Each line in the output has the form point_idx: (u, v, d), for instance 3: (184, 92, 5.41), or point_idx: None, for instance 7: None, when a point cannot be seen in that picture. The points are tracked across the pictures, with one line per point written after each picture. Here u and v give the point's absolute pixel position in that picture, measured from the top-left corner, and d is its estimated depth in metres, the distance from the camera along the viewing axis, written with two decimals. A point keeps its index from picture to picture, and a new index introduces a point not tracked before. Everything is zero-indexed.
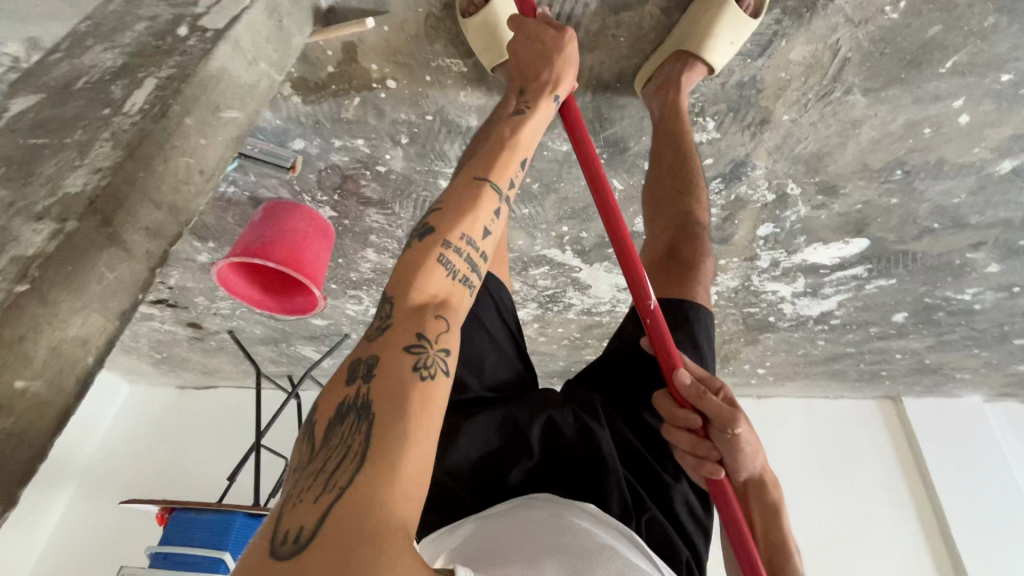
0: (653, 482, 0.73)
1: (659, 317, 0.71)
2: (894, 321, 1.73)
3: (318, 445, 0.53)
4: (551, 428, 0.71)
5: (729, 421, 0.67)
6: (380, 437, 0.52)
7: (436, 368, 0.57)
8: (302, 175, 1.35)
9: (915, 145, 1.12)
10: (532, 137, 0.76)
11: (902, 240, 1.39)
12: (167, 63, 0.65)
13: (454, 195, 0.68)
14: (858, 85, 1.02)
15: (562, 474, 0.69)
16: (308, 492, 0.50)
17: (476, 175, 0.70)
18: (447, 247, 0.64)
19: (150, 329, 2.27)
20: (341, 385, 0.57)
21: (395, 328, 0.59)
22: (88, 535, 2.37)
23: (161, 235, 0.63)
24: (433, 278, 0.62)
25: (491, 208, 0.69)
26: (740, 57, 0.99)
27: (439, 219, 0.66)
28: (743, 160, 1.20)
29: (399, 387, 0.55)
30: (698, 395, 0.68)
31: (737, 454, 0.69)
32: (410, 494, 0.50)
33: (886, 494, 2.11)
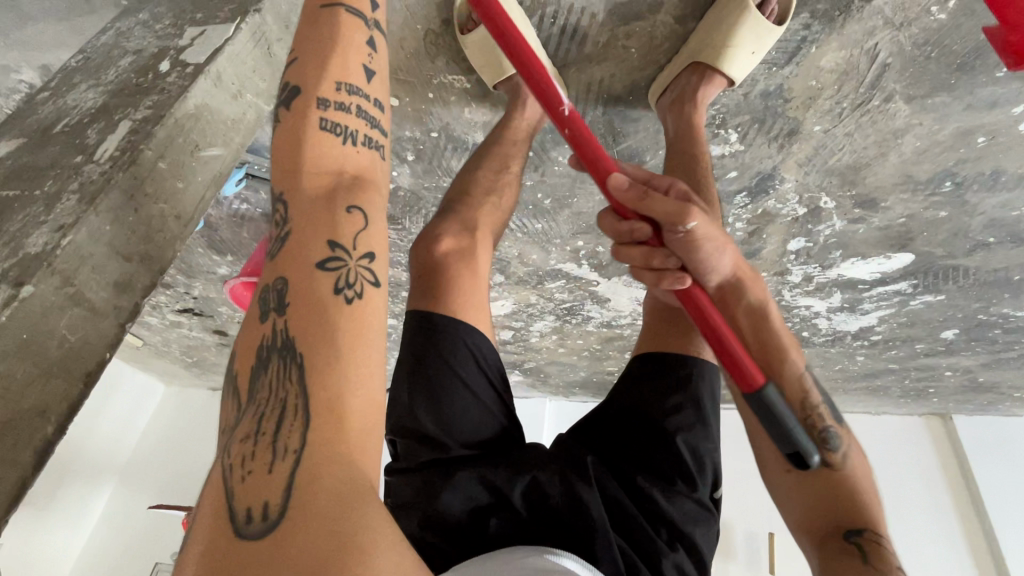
0: (647, 549, 0.68)
1: (576, 117, 0.63)
2: (943, 338, 1.60)
3: (251, 401, 0.48)
4: (535, 489, 0.69)
5: (677, 217, 0.63)
6: (320, 380, 0.46)
7: (364, 281, 0.51)
8: None
9: (966, 155, 1.01)
10: None
11: (952, 255, 1.26)
12: (143, 103, 0.62)
13: (314, 37, 0.61)
14: (900, 93, 0.91)
15: (545, 535, 0.68)
16: (253, 461, 0.44)
17: (322, 4, 0.62)
18: (326, 107, 0.58)
19: (179, 335, 2.33)
20: (254, 325, 0.50)
21: (302, 235, 0.52)
22: (124, 531, 2.48)
23: (132, 292, 0.58)
24: (318, 146, 0.56)
25: (363, 37, 0.62)
26: (765, 65, 0.91)
27: (307, 80, 0.59)
28: (770, 173, 1.11)
29: (320, 312, 0.49)
30: (640, 198, 0.63)
31: (693, 249, 0.66)
32: (367, 427, 0.47)
33: (931, 517, 1.97)
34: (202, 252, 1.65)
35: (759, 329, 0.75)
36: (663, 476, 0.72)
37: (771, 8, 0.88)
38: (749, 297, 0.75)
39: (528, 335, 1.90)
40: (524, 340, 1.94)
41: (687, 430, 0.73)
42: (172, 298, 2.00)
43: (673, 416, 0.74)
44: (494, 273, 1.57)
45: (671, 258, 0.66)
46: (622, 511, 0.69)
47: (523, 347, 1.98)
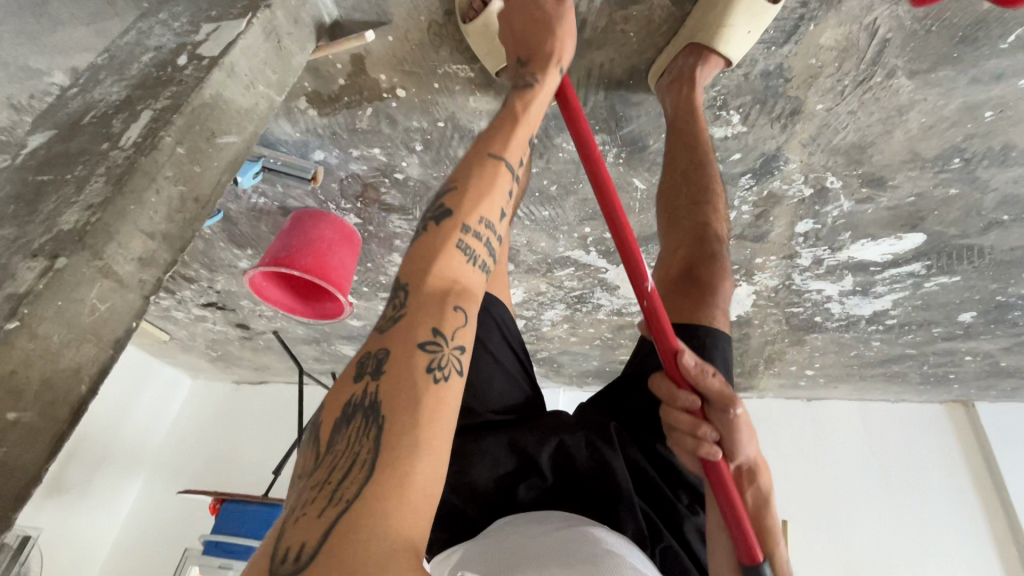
0: (668, 511, 0.71)
1: (658, 300, 0.60)
2: (960, 321, 1.57)
3: (327, 450, 0.50)
4: (562, 454, 0.71)
5: (728, 401, 0.61)
6: (390, 444, 0.47)
7: (450, 369, 0.52)
8: (325, 184, 1.38)
9: (974, 130, 1.00)
10: (540, 109, 0.73)
11: (965, 234, 1.25)
12: (163, 94, 0.67)
13: (467, 165, 0.65)
14: (902, 68, 0.91)
15: (573, 500, 0.69)
16: (314, 503, 0.46)
17: (490, 150, 0.66)
18: (466, 230, 0.60)
19: (204, 329, 2.42)
20: (350, 384, 0.52)
21: (407, 321, 0.54)
22: (155, 517, 2.58)
23: (155, 267, 0.63)
24: (449, 260, 0.58)
25: (507, 185, 0.66)
26: (764, 45, 0.92)
27: (455, 197, 0.62)
28: (774, 154, 1.11)
29: (408, 390, 0.50)
30: (699, 375, 0.61)
31: (735, 436, 0.63)
32: (416, 511, 0.45)
33: (952, 504, 1.94)
34: (223, 246, 1.72)
35: (770, 521, 0.67)
36: None
37: None
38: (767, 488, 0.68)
39: (539, 324, 1.92)
40: (536, 329, 1.97)
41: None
42: (197, 292, 2.07)
43: None
44: None
45: (715, 437, 0.62)
46: (643, 477, 0.72)
47: (535, 336, 2.00)
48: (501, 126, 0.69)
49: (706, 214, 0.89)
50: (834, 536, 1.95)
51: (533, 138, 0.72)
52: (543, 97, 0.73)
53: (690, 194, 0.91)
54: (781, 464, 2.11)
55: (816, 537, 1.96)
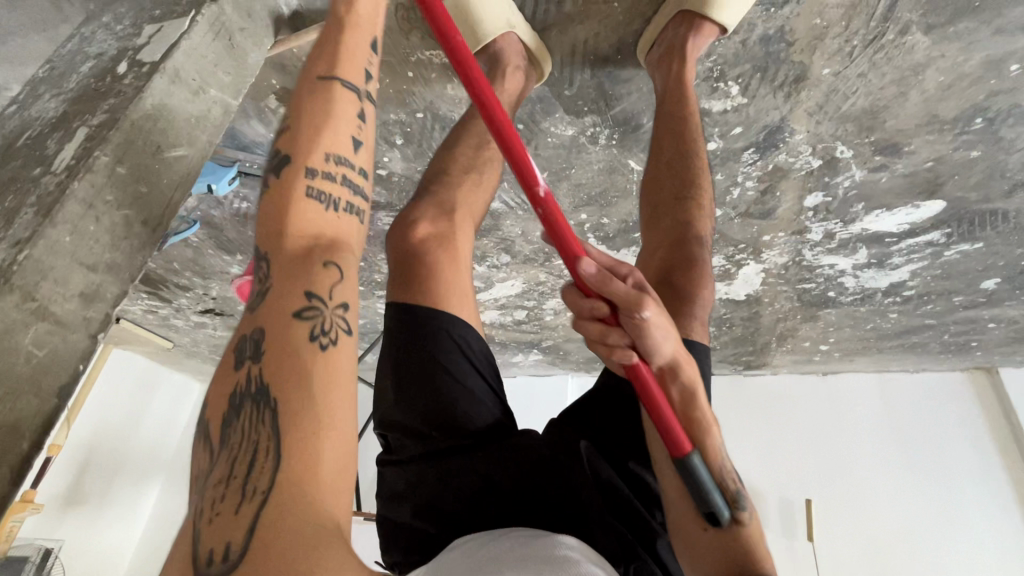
0: (645, 533, 0.64)
1: (552, 199, 0.50)
2: (983, 288, 1.49)
3: (220, 445, 0.44)
4: (529, 478, 0.65)
5: (636, 304, 0.50)
6: (289, 419, 0.43)
7: (336, 330, 0.48)
8: None
9: (999, 86, 0.91)
10: (374, 8, 0.62)
11: (989, 198, 1.16)
12: (100, 108, 0.61)
13: (303, 104, 0.56)
14: (917, 23, 0.82)
15: (543, 530, 0.63)
16: (223, 501, 0.41)
17: (320, 73, 0.58)
18: (313, 176, 0.54)
19: (206, 335, 2.40)
20: (228, 370, 0.47)
21: (274, 290, 0.49)
22: (174, 522, 2.61)
23: (101, 303, 0.57)
24: (304, 216, 0.52)
25: (354, 111, 0.58)
26: (761, 6, 0.83)
27: (293, 145, 0.55)
28: (778, 126, 1.03)
29: (289, 355, 0.46)
30: (603, 283, 0.50)
31: (651, 339, 0.53)
32: (341, 467, 0.43)
33: (976, 477, 1.88)
34: (213, 253, 1.68)
35: (700, 413, 0.59)
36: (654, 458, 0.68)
37: None
38: (694, 373, 0.59)
39: (542, 313, 1.87)
40: (539, 319, 1.92)
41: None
42: (193, 300, 2.04)
43: None
44: (499, 254, 1.54)
45: (628, 342, 0.53)
46: (616, 495, 0.64)
47: (538, 326, 1.96)
48: (328, 51, 0.59)
49: (689, 213, 0.80)
50: (855, 518, 1.90)
51: (377, 42, 0.64)
52: (388, 10, 0.64)
53: (674, 188, 0.82)
54: (797, 444, 2.06)
55: (838, 520, 1.91)
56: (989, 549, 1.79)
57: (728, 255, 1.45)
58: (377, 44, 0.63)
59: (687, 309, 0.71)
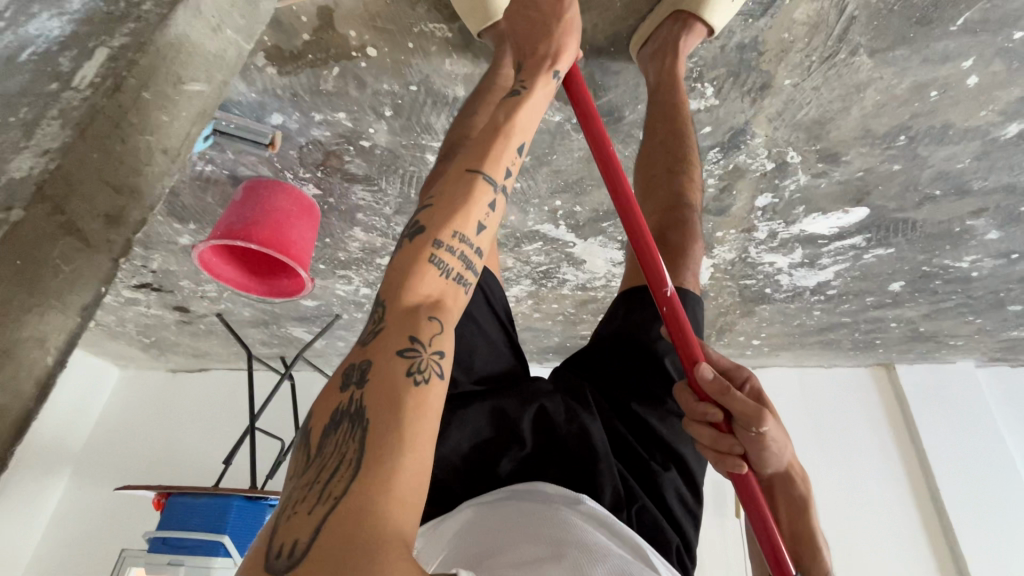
0: (643, 470, 0.73)
1: (677, 305, 0.67)
2: (890, 290, 1.72)
3: (315, 454, 0.48)
4: (543, 418, 0.71)
5: (755, 419, 0.64)
6: (375, 442, 0.46)
7: (431, 371, 0.51)
8: (282, 151, 1.29)
9: (920, 109, 1.08)
10: (529, 118, 0.71)
11: (903, 208, 1.36)
12: (121, 31, 0.72)
13: (447, 189, 0.63)
14: (864, 46, 0.96)
15: (551, 468, 0.69)
16: (304, 501, 0.45)
17: (468, 164, 0.64)
18: (439, 246, 0.58)
19: (136, 313, 2.22)
20: (331, 395, 0.51)
21: (383, 334, 0.52)
22: (83, 519, 2.37)
23: (122, 225, 0.75)
24: (422, 277, 0.56)
25: (487, 199, 0.63)
26: (742, 17, 0.94)
27: (430, 218, 0.60)
28: (742, 128, 1.15)
29: (391, 395, 0.49)
30: (721, 390, 0.64)
31: (762, 453, 0.67)
32: (404, 505, 0.44)
33: (875, 457, 2.15)
34: (162, 220, 1.57)
35: (804, 530, 0.76)
36: (653, 399, 0.77)
37: None
38: (805, 496, 0.76)
39: None
40: None
41: (673, 353, 0.80)
42: (129, 272, 1.90)
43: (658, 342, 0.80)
44: None
45: (739, 451, 0.67)
46: (619, 438, 0.74)
47: None
48: (486, 150, 0.66)
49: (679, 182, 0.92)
50: None
51: (525, 148, 0.70)
52: (533, 109, 0.72)
53: (666, 162, 0.93)
54: None
55: None
56: (891, 524, 2.03)
57: None
58: (524, 147, 0.70)
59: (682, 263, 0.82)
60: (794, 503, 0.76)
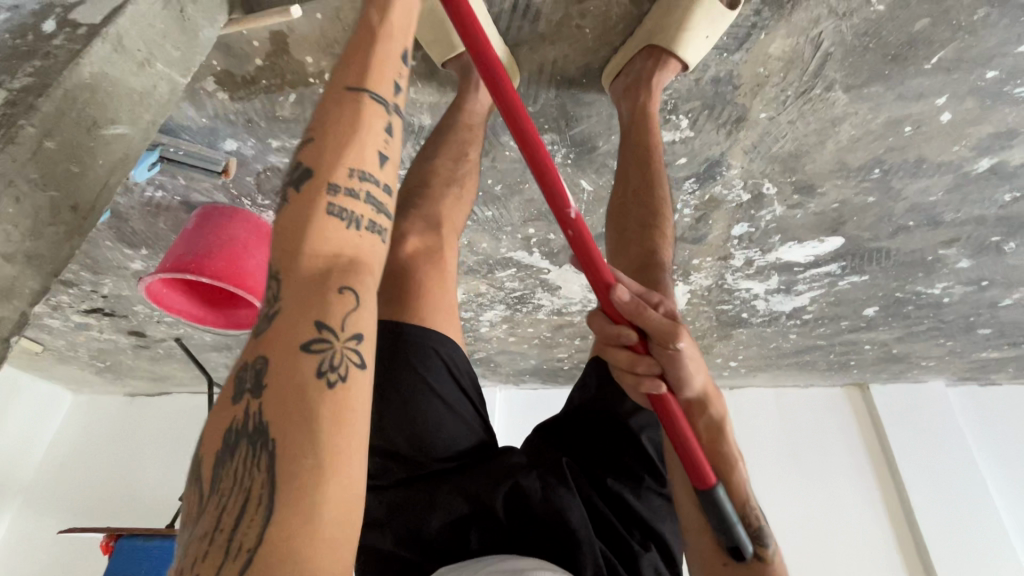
0: (622, 550, 0.68)
1: (584, 228, 0.56)
2: (865, 315, 1.71)
3: (212, 490, 0.45)
4: (517, 496, 0.66)
5: (668, 334, 0.61)
6: (287, 467, 0.43)
7: (347, 365, 0.47)
8: (238, 177, 1.21)
9: (895, 143, 1.06)
10: (408, 19, 0.63)
11: (877, 238, 1.35)
12: (26, 70, 0.66)
13: (330, 114, 0.56)
14: (840, 82, 0.94)
15: (532, 547, 0.65)
16: (206, 558, 0.42)
17: (349, 84, 0.58)
18: (335, 193, 0.53)
19: (88, 338, 2.09)
20: (224, 416, 0.47)
21: (283, 317, 0.49)
22: (27, 556, 2.21)
23: (18, 298, 0.62)
24: (323, 233, 0.51)
25: (381, 125, 0.57)
26: (716, 51, 0.91)
27: (320, 158, 0.54)
28: (717, 159, 1.12)
29: (297, 402, 0.45)
30: (635, 309, 0.60)
31: (677, 370, 0.63)
32: (333, 536, 0.42)
33: (851, 479, 2.13)
34: (111, 245, 1.48)
35: (724, 446, 0.69)
36: (630, 475, 0.73)
37: None
38: (720, 414, 0.69)
39: (478, 325, 1.86)
40: (474, 330, 1.90)
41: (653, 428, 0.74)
42: (78, 297, 1.78)
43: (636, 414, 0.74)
44: None
45: (656, 371, 0.62)
46: (598, 516, 0.69)
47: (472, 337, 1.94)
48: (369, 66, 0.59)
49: (653, 242, 0.84)
50: None
51: (408, 53, 0.64)
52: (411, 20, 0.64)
53: (640, 218, 0.87)
54: None
55: None
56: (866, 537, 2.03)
57: None
58: (408, 56, 0.64)
59: None
60: (712, 426, 0.69)
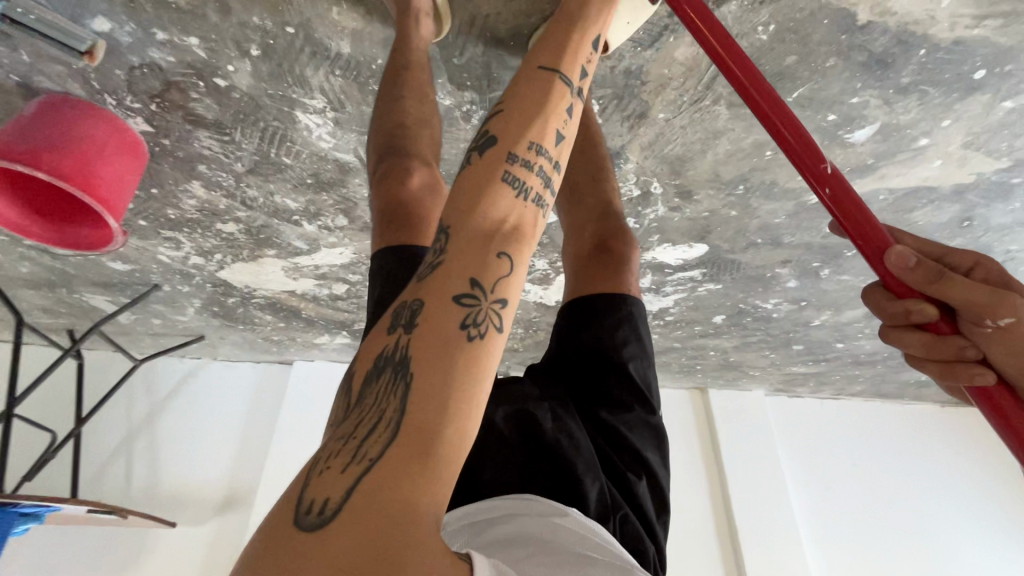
0: (618, 476, 0.80)
1: (837, 183, 0.72)
2: (714, 321, 1.97)
3: (357, 402, 0.52)
4: (530, 422, 0.77)
5: (990, 312, 0.67)
6: (418, 401, 0.48)
7: (488, 324, 0.53)
8: (104, 69, 1.04)
9: (757, 164, 1.25)
10: (595, 11, 0.74)
11: (732, 250, 1.57)
12: None
13: (524, 89, 0.67)
14: (725, 97, 1.09)
15: (544, 465, 0.74)
16: (338, 456, 0.48)
17: (544, 66, 0.69)
18: (513, 160, 0.62)
19: None
20: (381, 331, 0.55)
21: (447, 266, 0.55)
22: None
23: None
24: (496, 198, 0.59)
25: (565, 106, 0.67)
26: (632, 43, 0.99)
27: (502, 129, 0.64)
28: (618, 151, 1.22)
29: (443, 347, 0.51)
30: (923, 280, 0.69)
31: (993, 351, 0.69)
32: (440, 473, 0.47)
33: (686, 469, 2.42)
34: None
35: None
36: (619, 404, 0.84)
37: None
38: None
39: (363, 291, 1.79)
40: (358, 297, 1.83)
41: (637, 359, 0.86)
42: None
43: (625, 347, 0.85)
44: (336, 215, 1.44)
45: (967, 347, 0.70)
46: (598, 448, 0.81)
47: (355, 303, 1.86)
48: (562, 44, 0.71)
49: (605, 191, 1.01)
50: None
51: (597, 43, 0.75)
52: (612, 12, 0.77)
53: (590, 171, 1.02)
54: None
55: None
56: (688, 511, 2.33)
57: (551, 260, 1.64)
58: (597, 47, 0.75)
59: (624, 270, 0.92)
60: None
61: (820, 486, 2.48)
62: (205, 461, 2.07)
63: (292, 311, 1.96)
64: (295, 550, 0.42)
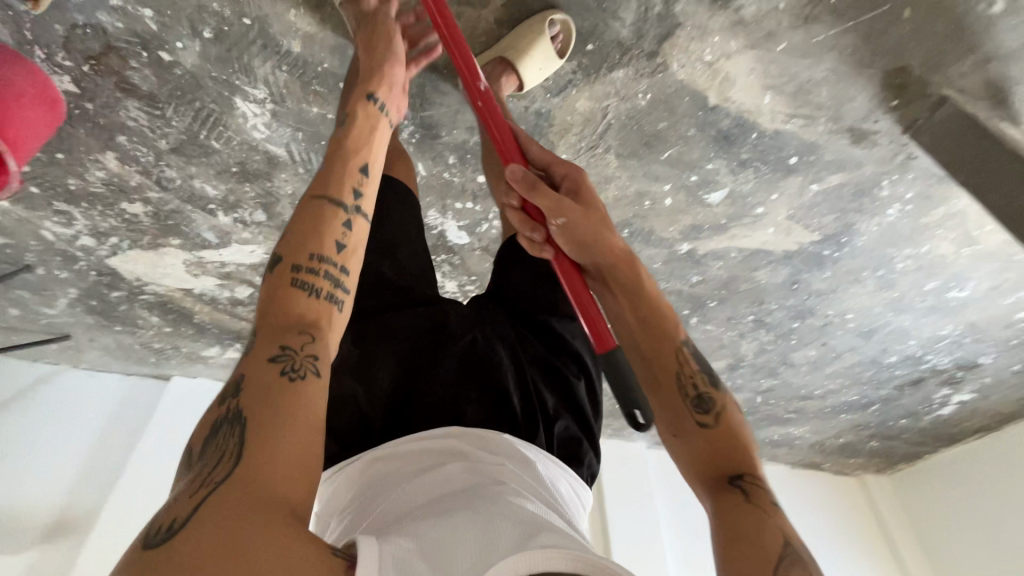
0: (557, 380, 0.92)
1: (488, 103, 0.94)
2: None
3: (199, 455, 0.55)
4: (467, 347, 0.87)
5: (553, 213, 0.88)
6: (251, 435, 0.54)
7: (307, 370, 0.60)
8: (43, 21, 1.06)
9: (638, 211, 1.51)
10: (358, 132, 0.86)
11: None
12: None
13: (300, 213, 0.76)
14: (614, 148, 1.34)
15: (475, 386, 0.83)
16: (185, 492, 0.51)
17: (317, 194, 0.77)
18: (300, 267, 0.69)
19: None
20: (211, 408, 0.59)
21: (259, 346, 0.62)
22: None
23: None
24: (292, 292, 0.67)
25: (341, 221, 0.76)
26: (543, 89, 1.22)
27: (289, 245, 0.72)
28: None
29: (264, 394, 0.57)
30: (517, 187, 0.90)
31: (562, 241, 0.91)
32: (285, 478, 0.52)
33: None
34: None
35: (643, 314, 0.92)
36: (559, 311, 1.01)
37: (558, 39, 1.14)
38: (631, 279, 0.93)
39: None
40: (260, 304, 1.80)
41: None
42: None
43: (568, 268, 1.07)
44: (254, 209, 1.47)
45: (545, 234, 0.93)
46: (538, 358, 0.94)
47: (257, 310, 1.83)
48: (328, 173, 0.80)
49: None
50: None
51: (370, 163, 0.85)
52: (380, 138, 0.89)
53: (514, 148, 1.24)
54: None
55: None
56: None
57: (461, 283, 1.75)
58: (367, 168, 0.84)
59: None
60: (625, 288, 0.93)
61: (690, 536, 2.66)
62: (37, 481, 1.78)
63: (182, 314, 1.86)
64: (150, 565, 0.45)
